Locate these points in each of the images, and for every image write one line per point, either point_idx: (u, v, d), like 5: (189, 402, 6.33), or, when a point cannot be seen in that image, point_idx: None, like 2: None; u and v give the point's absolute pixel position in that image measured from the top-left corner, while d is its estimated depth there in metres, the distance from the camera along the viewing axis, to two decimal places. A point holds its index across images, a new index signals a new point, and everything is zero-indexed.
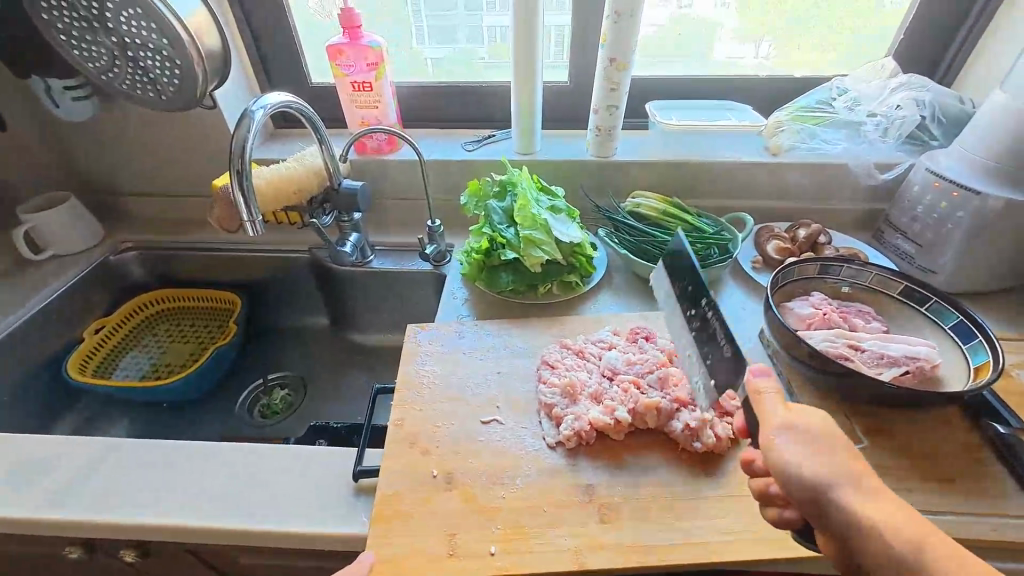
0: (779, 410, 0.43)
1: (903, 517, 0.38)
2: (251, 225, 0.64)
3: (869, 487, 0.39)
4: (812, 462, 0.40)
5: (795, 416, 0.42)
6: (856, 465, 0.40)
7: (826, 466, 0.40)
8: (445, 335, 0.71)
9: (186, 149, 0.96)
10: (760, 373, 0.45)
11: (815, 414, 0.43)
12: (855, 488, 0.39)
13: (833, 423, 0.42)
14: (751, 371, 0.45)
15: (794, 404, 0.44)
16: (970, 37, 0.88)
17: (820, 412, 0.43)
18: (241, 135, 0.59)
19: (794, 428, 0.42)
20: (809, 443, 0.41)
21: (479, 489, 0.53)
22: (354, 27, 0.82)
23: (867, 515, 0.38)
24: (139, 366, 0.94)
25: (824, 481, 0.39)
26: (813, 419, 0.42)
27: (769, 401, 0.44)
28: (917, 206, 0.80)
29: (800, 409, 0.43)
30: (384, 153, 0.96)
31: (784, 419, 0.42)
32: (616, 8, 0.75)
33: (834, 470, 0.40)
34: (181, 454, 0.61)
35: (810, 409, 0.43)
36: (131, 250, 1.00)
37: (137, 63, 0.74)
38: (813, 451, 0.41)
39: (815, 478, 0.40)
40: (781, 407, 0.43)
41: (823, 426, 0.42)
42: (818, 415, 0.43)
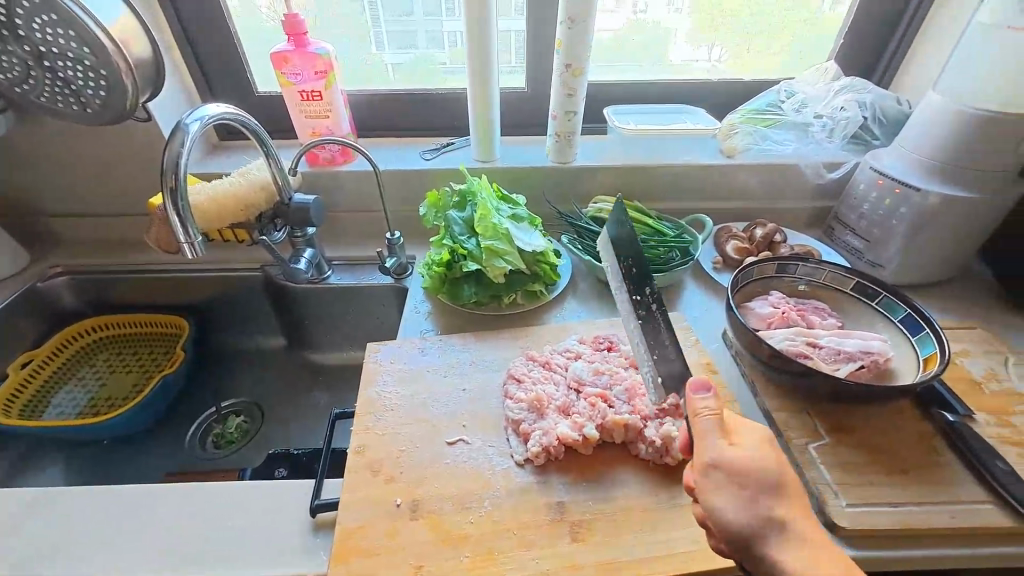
0: (718, 446, 0.44)
1: (830, 564, 0.39)
2: (190, 246, 0.60)
3: (795, 535, 0.40)
4: (741, 504, 0.41)
5: (731, 451, 0.43)
6: (782, 508, 0.41)
7: (755, 508, 0.41)
8: (407, 352, 0.68)
9: (120, 165, 0.89)
10: (700, 390, 0.46)
11: (758, 452, 0.43)
12: (780, 531, 0.40)
13: (765, 456, 0.43)
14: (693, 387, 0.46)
15: (735, 438, 0.45)
16: (904, 39, 0.93)
17: (762, 450, 0.44)
18: (174, 151, 0.55)
19: (729, 466, 0.43)
20: (736, 481, 0.42)
21: (446, 515, 0.50)
22: (299, 34, 0.78)
23: (787, 563, 0.39)
24: (75, 401, 0.86)
25: (749, 529, 0.41)
26: (751, 456, 0.43)
27: (707, 427, 0.45)
28: (863, 203, 0.83)
29: (738, 444, 0.44)
30: (338, 164, 0.92)
31: (720, 453, 0.43)
32: (570, 14, 0.75)
33: (762, 518, 0.41)
34: (118, 499, 0.55)
35: (752, 447, 0.44)
36: (62, 274, 0.92)
37: (56, 73, 0.68)
38: (741, 492, 0.42)
39: (742, 527, 0.41)
40: (719, 441, 0.44)
41: (760, 467, 0.42)
42: (760, 454, 0.43)
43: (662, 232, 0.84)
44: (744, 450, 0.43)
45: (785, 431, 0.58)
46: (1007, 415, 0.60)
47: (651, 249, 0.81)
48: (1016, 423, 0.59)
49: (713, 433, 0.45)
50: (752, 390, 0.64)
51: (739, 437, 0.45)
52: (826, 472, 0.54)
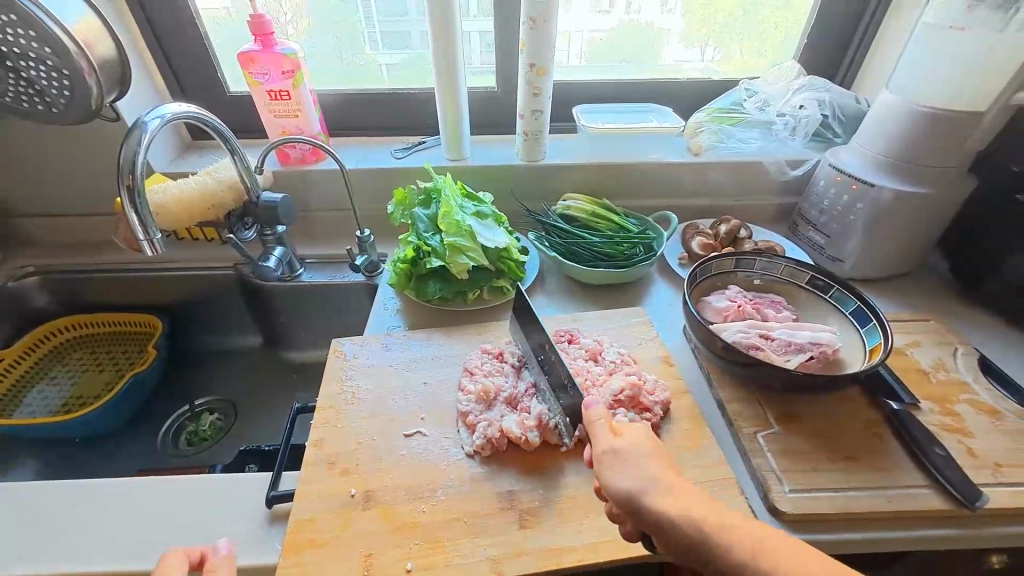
0: (604, 437, 0.46)
1: (701, 513, 0.38)
2: (150, 244, 0.61)
3: (671, 486, 0.40)
4: (627, 474, 0.42)
5: (616, 440, 0.45)
6: (660, 469, 0.42)
7: (638, 475, 0.42)
8: (370, 347, 0.69)
9: (89, 165, 0.90)
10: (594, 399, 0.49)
11: (636, 436, 0.45)
12: (656, 488, 0.40)
13: (647, 438, 0.45)
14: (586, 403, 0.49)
15: (621, 429, 0.46)
16: (865, 38, 0.94)
17: (643, 437, 0.45)
18: (131, 148, 0.56)
19: (616, 451, 0.44)
20: (625, 459, 0.43)
21: (398, 505, 0.51)
22: (266, 35, 0.79)
23: (670, 516, 0.39)
24: (46, 401, 0.87)
25: (635, 489, 0.41)
26: (636, 442, 0.45)
27: (598, 422, 0.47)
28: (823, 199, 0.85)
29: (624, 434, 0.46)
30: (308, 163, 0.93)
31: (606, 444, 0.45)
32: (532, 15, 0.76)
33: (642, 476, 0.41)
34: (77, 495, 0.56)
35: (635, 436, 0.45)
36: (32, 274, 0.92)
37: (19, 73, 0.68)
38: (625, 464, 0.43)
39: (630, 488, 0.41)
40: (606, 435, 0.46)
41: (642, 448, 0.44)
42: (640, 440, 0.45)
43: (627, 229, 0.86)
44: (630, 437, 0.45)
45: (735, 421, 0.60)
46: (950, 404, 0.61)
47: (615, 246, 0.82)
48: (958, 412, 0.60)
49: (602, 426, 0.47)
50: (707, 382, 0.66)
51: (623, 428, 0.46)
52: (771, 459, 0.55)
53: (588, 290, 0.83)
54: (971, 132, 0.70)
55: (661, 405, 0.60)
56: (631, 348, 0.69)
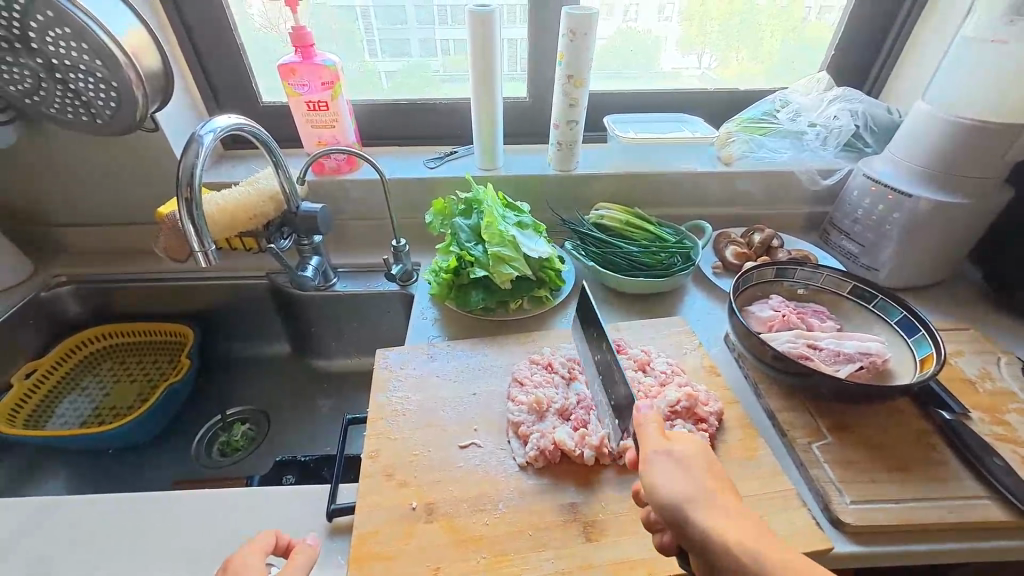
0: (656, 439, 0.45)
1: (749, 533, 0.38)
2: (204, 254, 0.61)
3: (721, 504, 0.40)
4: (675, 481, 0.42)
5: (668, 443, 0.45)
6: (713, 483, 0.42)
7: (686, 486, 0.41)
8: (416, 357, 0.69)
9: (125, 175, 0.90)
10: (645, 402, 0.49)
11: (691, 445, 0.45)
12: (706, 504, 0.40)
13: (700, 448, 0.45)
14: (637, 402, 0.49)
15: (673, 435, 0.46)
16: (893, 50, 0.96)
17: (696, 445, 0.45)
18: (190, 161, 0.56)
19: (666, 453, 0.44)
20: (675, 465, 0.43)
21: (461, 517, 0.51)
22: (306, 46, 0.79)
23: (716, 529, 0.38)
24: (78, 411, 0.86)
25: (685, 499, 0.41)
26: (689, 450, 0.44)
27: (649, 427, 0.47)
28: (857, 209, 0.85)
29: (675, 440, 0.45)
30: (343, 172, 0.94)
31: (658, 445, 0.45)
32: (572, 27, 0.77)
33: (693, 489, 0.41)
34: (132, 507, 0.56)
35: (687, 442, 0.45)
36: (65, 283, 0.92)
37: (67, 85, 0.68)
38: (675, 471, 0.43)
39: (677, 497, 0.41)
40: (657, 436, 0.46)
41: (694, 456, 0.44)
42: (693, 447, 0.45)
43: (663, 238, 0.86)
44: (681, 444, 0.45)
45: (789, 431, 0.60)
46: (1000, 413, 0.62)
47: (653, 255, 0.82)
48: (1009, 421, 0.61)
49: (653, 428, 0.47)
50: (755, 392, 0.66)
51: (675, 433, 0.46)
52: (828, 470, 0.56)
53: (625, 298, 0.83)
54: (1009, 146, 0.71)
55: (715, 415, 0.60)
56: (677, 358, 0.69)
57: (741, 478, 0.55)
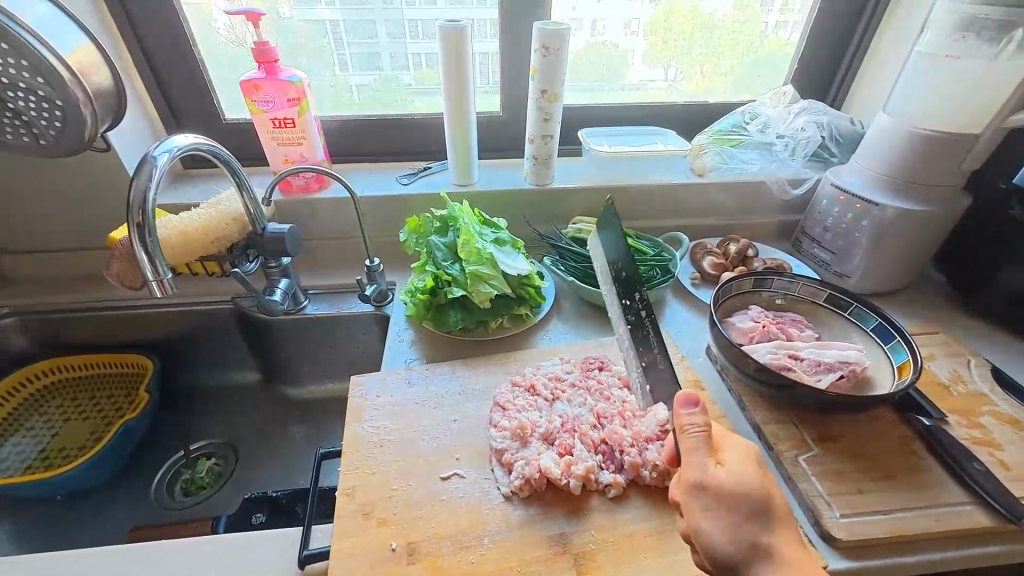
0: (705, 467, 0.44)
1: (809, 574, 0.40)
2: (160, 284, 0.58)
3: (778, 550, 0.41)
4: (724, 530, 0.42)
5: (720, 473, 0.44)
6: (768, 527, 0.42)
7: (735, 534, 0.42)
8: (393, 384, 0.66)
9: (75, 198, 0.84)
10: (686, 406, 0.47)
11: (742, 469, 0.44)
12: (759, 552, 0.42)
13: (750, 471, 0.44)
14: (680, 403, 0.47)
15: (722, 458, 0.45)
16: (852, 64, 1.00)
17: (746, 472, 0.44)
18: (142, 185, 0.52)
19: (713, 487, 0.43)
20: (724, 505, 0.43)
21: (444, 556, 0.48)
22: (270, 62, 0.76)
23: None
24: (23, 454, 0.79)
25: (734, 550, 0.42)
26: (739, 478, 0.43)
27: (696, 445, 0.45)
28: (827, 217, 0.87)
29: (725, 463, 0.45)
30: (312, 191, 0.91)
31: (708, 475, 0.44)
32: (545, 43, 0.77)
33: (744, 542, 0.42)
34: (80, 566, 0.51)
35: (737, 469, 0.44)
36: (5, 316, 0.85)
37: (5, 104, 0.63)
38: (724, 513, 0.43)
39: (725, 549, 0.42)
40: (708, 463, 0.44)
41: (744, 484, 0.43)
42: (742, 477, 0.44)
43: (641, 251, 0.86)
44: (732, 470, 0.44)
45: (775, 445, 0.59)
46: (975, 416, 0.63)
47: None
48: (984, 423, 0.62)
49: (699, 453, 0.45)
50: (739, 405, 0.66)
51: (725, 457, 0.45)
52: (817, 483, 0.55)
53: (606, 313, 0.82)
54: (964, 156, 0.74)
55: None
56: None
57: None
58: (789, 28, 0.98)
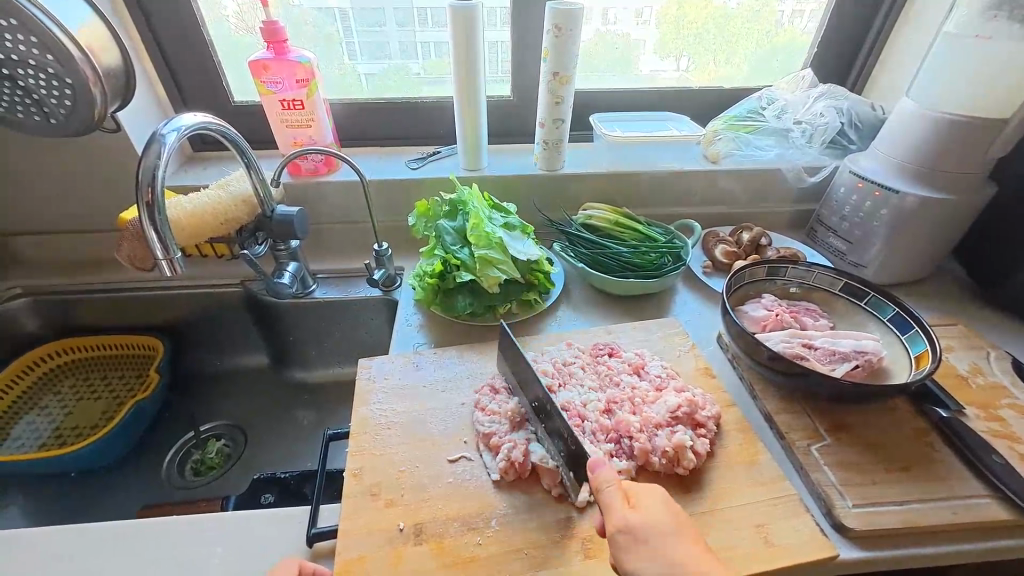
0: (619, 513, 0.41)
1: None
2: (169, 263, 0.57)
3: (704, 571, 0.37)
4: (653, 567, 0.38)
5: (631, 515, 0.40)
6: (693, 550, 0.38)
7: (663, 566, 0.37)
8: (401, 367, 0.66)
9: (87, 180, 0.85)
10: (597, 463, 0.45)
11: (653, 505, 0.41)
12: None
13: (666, 509, 0.41)
14: (591, 466, 0.45)
15: (636, 500, 0.42)
16: (874, 48, 0.97)
17: (659, 506, 0.41)
18: (150, 164, 0.52)
19: (631, 529, 0.40)
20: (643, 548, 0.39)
21: (451, 538, 0.48)
22: (279, 42, 0.75)
23: None
24: (37, 432, 0.81)
25: None
26: (653, 516, 0.40)
27: (609, 495, 0.43)
28: (844, 206, 0.85)
29: (639, 505, 0.41)
30: (321, 175, 0.90)
31: (622, 519, 0.40)
32: (557, 23, 0.75)
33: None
34: (93, 539, 0.51)
35: (650, 505, 0.41)
36: (20, 296, 0.86)
37: (16, 81, 0.63)
38: (647, 550, 0.38)
39: None
40: (619, 508, 0.41)
41: (661, 525, 0.39)
42: (658, 511, 0.40)
43: (652, 238, 0.84)
44: (646, 510, 0.41)
45: (787, 434, 0.58)
46: (995, 408, 0.61)
47: (643, 255, 0.80)
48: (1004, 416, 0.60)
49: (612, 493, 0.43)
50: (751, 393, 0.65)
51: (638, 498, 0.42)
52: (830, 473, 0.54)
53: (616, 300, 0.81)
54: (987, 147, 0.72)
55: (713, 420, 0.58)
56: (671, 361, 0.68)
57: (743, 485, 0.53)
58: (804, 17, 0.96)
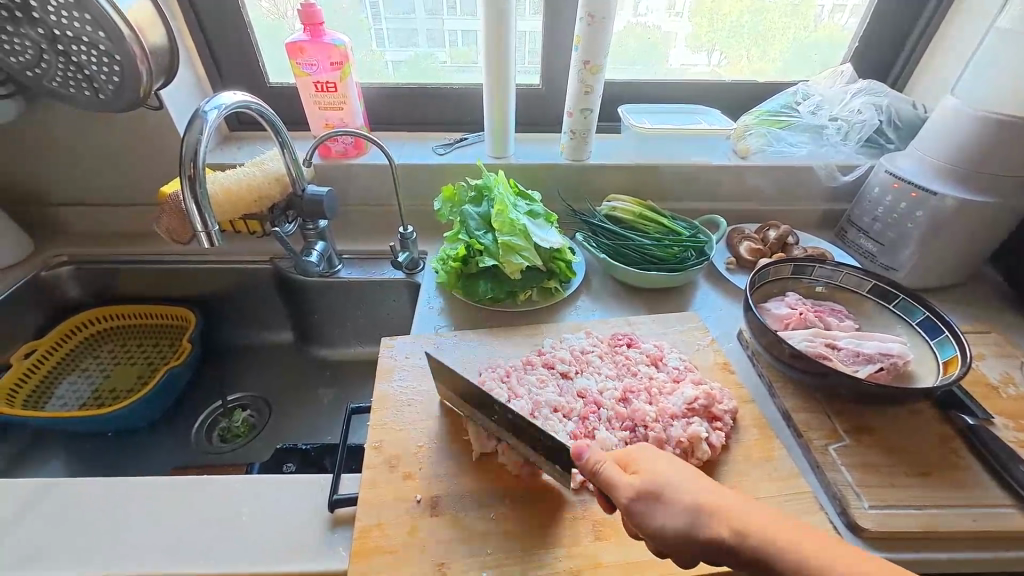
0: (618, 478, 0.43)
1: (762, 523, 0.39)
2: (207, 236, 0.59)
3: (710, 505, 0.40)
4: (667, 511, 0.40)
5: (635, 479, 0.42)
6: (698, 493, 0.41)
7: (690, 526, 0.40)
8: (421, 347, 0.67)
9: (131, 156, 0.89)
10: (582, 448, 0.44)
11: (655, 463, 0.44)
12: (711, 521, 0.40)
13: (664, 465, 0.44)
14: (575, 453, 0.44)
15: (636, 465, 0.44)
16: (921, 44, 0.94)
17: (656, 462, 0.44)
18: (193, 139, 0.54)
19: (641, 490, 0.42)
20: (655, 498, 0.41)
21: (467, 512, 0.50)
22: (316, 24, 0.77)
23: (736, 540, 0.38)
24: (77, 392, 0.85)
25: (687, 527, 0.40)
26: (657, 473, 0.43)
27: (609, 469, 0.43)
28: (878, 206, 0.83)
29: (639, 468, 0.44)
30: (350, 157, 0.92)
31: (625, 484, 0.42)
32: (590, 11, 0.74)
33: (685, 511, 0.40)
34: (127, 492, 0.55)
35: (649, 466, 0.44)
36: (66, 264, 0.90)
37: (69, 57, 0.67)
38: (658, 502, 0.41)
39: (679, 527, 0.40)
40: (621, 476, 0.43)
41: (664, 474, 0.43)
42: (657, 468, 0.43)
43: (676, 231, 0.84)
44: (649, 471, 0.43)
45: (805, 432, 0.58)
46: None
47: (666, 248, 0.80)
48: None
49: (608, 465, 0.44)
50: (769, 390, 0.64)
51: (637, 464, 0.44)
52: (847, 474, 0.54)
53: (636, 293, 0.81)
54: None
55: (730, 414, 0.59)
56: (690, 354, 0.68)
57: (757, 480, 0.53)
58: (844, 13, 0.93)
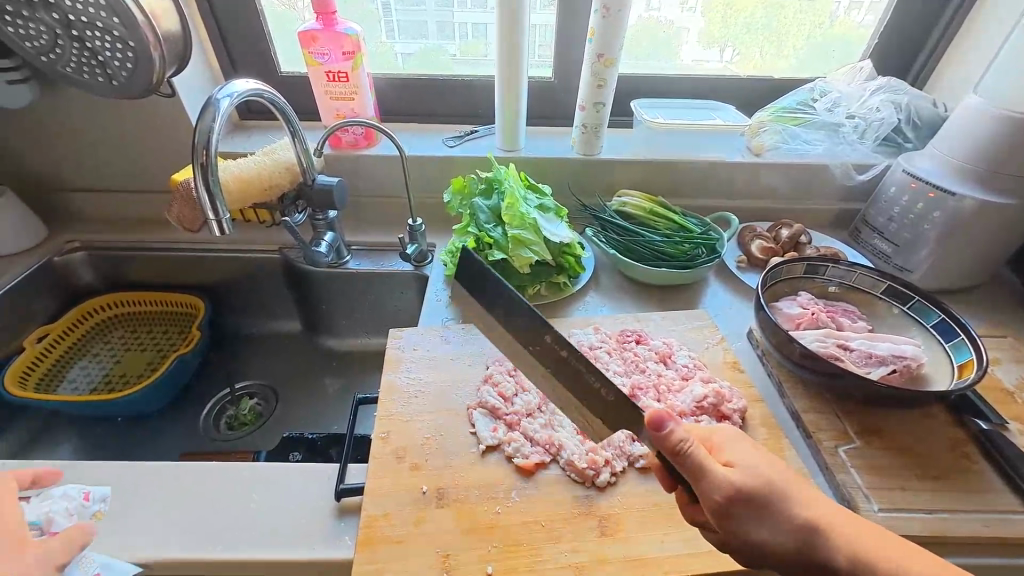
0: (721, 474, 0.40)
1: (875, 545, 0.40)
2: (218, 223, 0.59)
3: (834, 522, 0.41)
4: (776, 527, 0.40)
5: (735, 474, 0.41)
6: (810, 510, 0.41)
7: (788, 529, 0.40)
8: (428, 339, 0.67)
9: (143, 143, 0.89)
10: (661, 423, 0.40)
11: (754, 462, 0.42)
12: (822, 536, 0.40)
13: (762, 464, 0.42)
14: (652, 424, 0.40)
15: (728, 456, 0.43)
16: (943, 40, 0.92)
17: (756, 461, 0.43)
18: (206, 126, 0.54)
19: (743, 491, 0.40)
20: (761, 507, 0.40)
21: (473, 505, 0.50)
22: (328, 13, 0.77)
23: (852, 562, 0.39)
24: (89, 377, 0.86)
25: (794, 540, 0.40)
26: (752, 470, 0.42)
27: (709, 460, 0.41)
28: (894, 206, 0.82)
29: (736, 463, 0.42)
30: (360, 148, 0.92)
31: (729, 481, 0.40)
32: (605, 3, 0.73)
33: (793, 529, 0.40)
34: (137, 476, 0.55)
35: (746, 462, 0.42)
36: (78, 250, 0.91)
37: (84, 43, 0.67)
38: (766, 515, 0.40)
39: (782, 540, 0.40)
40: (721, 469, 0.41)
41: (762, 473, 0.42)
42: (756, 466, 0.42)
43: (687, 228, 0.83)
44: (743, 465, 0.42)
45: (814, 433, 0.57)
46: None
47: (677, 245, 0.79)
48: None
49: (708, 457, 0.41)
50: (778, 390, 0.64)
51: (729, 457, 0.43)
52: (856, 476, 0.53)
53: (645, 290, 0.81)
54: None
55: (739, 413, 0.58)
56: (699, 352, 0.67)
57: None
58: (861, 10, 0.92)
